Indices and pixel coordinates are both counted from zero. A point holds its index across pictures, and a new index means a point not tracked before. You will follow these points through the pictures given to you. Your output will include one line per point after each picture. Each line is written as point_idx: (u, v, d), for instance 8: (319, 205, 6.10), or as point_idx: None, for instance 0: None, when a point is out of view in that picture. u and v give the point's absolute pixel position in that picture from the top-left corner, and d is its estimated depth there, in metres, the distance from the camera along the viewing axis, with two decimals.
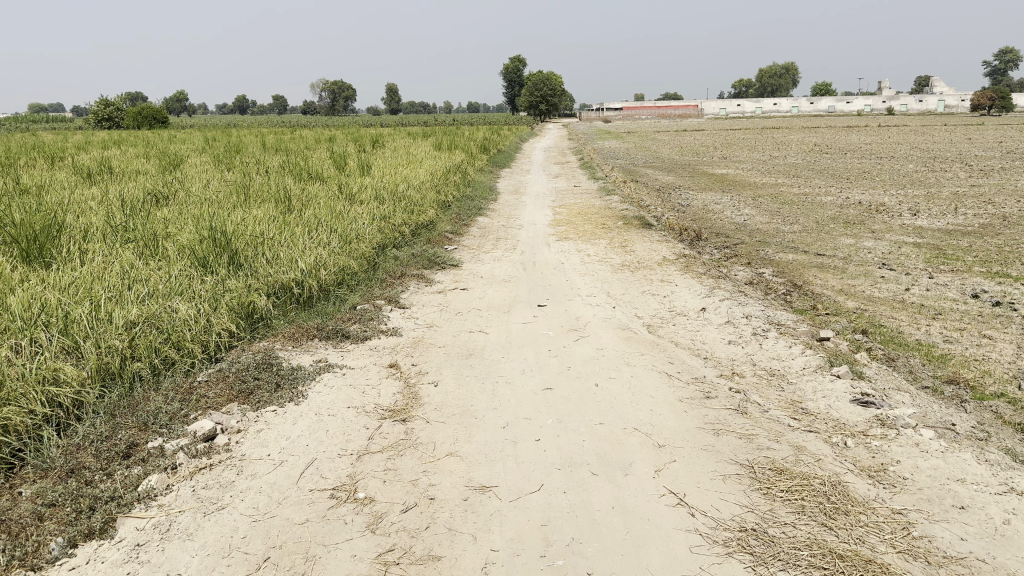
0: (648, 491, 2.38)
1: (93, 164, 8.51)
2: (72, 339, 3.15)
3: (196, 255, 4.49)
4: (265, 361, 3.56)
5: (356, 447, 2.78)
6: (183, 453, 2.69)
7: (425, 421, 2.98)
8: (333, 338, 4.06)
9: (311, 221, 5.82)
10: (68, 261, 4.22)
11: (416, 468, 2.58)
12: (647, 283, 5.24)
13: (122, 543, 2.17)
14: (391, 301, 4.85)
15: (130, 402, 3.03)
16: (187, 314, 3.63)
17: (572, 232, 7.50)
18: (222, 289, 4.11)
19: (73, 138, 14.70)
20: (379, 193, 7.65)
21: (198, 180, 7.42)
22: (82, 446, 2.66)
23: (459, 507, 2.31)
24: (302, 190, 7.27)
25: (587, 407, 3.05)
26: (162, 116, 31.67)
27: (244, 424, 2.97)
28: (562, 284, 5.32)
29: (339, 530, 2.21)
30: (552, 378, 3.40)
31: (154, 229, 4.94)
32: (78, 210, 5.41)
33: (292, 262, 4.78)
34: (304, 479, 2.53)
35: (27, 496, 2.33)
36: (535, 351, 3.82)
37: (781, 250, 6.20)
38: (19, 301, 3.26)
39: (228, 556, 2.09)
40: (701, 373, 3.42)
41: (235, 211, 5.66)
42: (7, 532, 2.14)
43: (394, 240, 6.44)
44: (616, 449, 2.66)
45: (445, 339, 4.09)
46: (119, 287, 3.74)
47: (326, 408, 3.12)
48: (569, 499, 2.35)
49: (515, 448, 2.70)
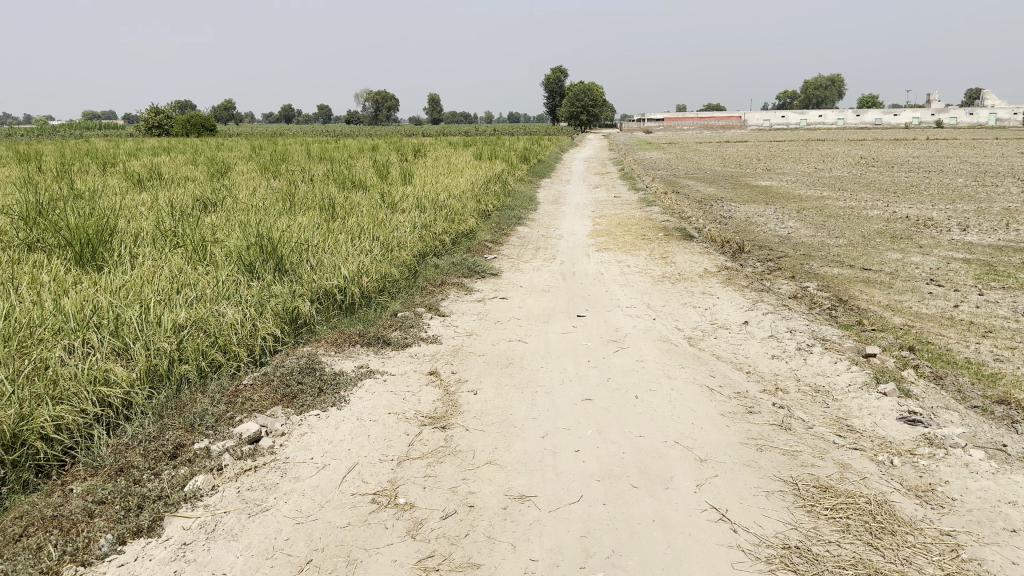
0: (690, 505, 2.35)
1: (143, 170, 8.75)
2: (122, 340, 3.23)
3: (242, 261, 4.58)
4: (309, 365, 3.61)
5: (397, 453, 2.80)
6: (229, 455, 2.74)
7: (465, 428, 3.00)
8: (374, 344, 4.10)
9: (354, 229, 5.89)
10: (119, 265, 4.34)
11: (456, 475, 2.59)
12: (688, 295, 5.20)
13: (169, 541, 2.22)
14: (431, 309, 4.88)
15: (177, 403, 3.10)
16: (233, 318, 3.70)
17: (612, 243, 7.48)
18: (267, 294, 4.19)
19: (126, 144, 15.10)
20: (421, 202, 7.72)
21: (245, 188, 7.57)
22: (131, 445, 2.72)
23: (499, 516, 2.32)
24: (346, 198, 7.37)
25: (627, 419, 3.03)
26: (210, 125, 32.36)
27: (288, 427, 3.01)
28: (602, 295, 5.31)
29: (380, 535, 2.23)
30: (591, 389, 3.39)
31: (202, 234, 5.05)
32: (130, 215, 5.56)
33: (335, 268, 4.85)
34: (346, 483, 2.56)
35: (79, 493, 2.39)
36: (574, 361, 3.82)
37: (825, 264, 6.12)
38: (73, 303, 3.36)
39: (272, 558, 2.12)
40: (744, 388, 3.38)
41: (281, 218, 5.76)
42: (59, 527, 2.20)
43: (434, 248, 6.49)
44: (657, 462, 2.64)
45: (485, 347, 4.11)
46: (168, 291, 3.83)
47: (367, 413, 3.16)
48: (609, 511, 2.34)
49: (554, 457, 2.70)
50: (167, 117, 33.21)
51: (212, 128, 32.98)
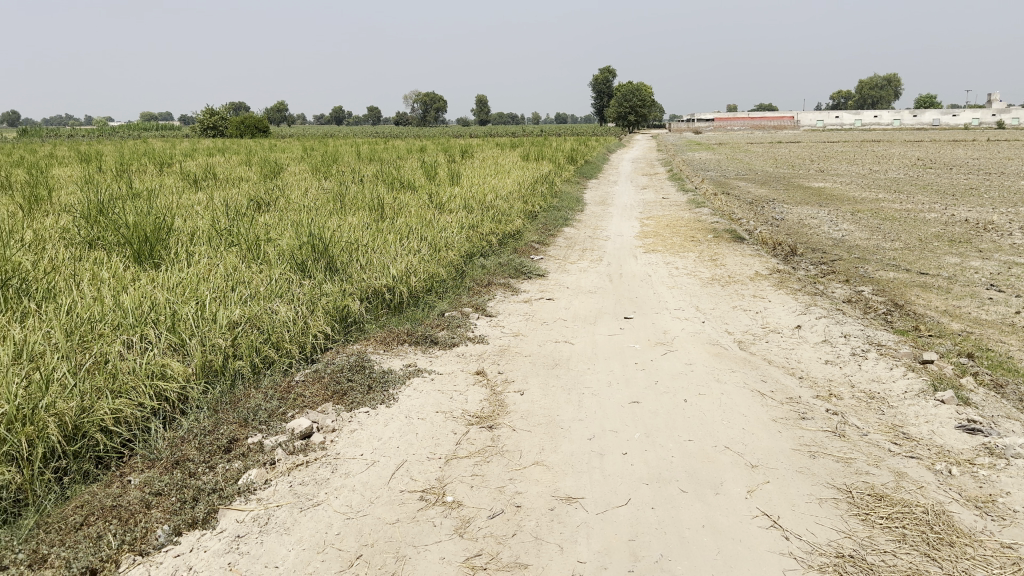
0: (740, 511, 2.32)
1: (198, 171, 8.94)
2: (179, 336, 3.32)
3: (295, 260, 4.67)
4: (358, 363, 3.66)
5: (445, 451, 2.82)
6: (281, 450, 2.79)
7: (511, 428, 3.00)
8: (422, 343, 4.13)
9: (402, 229, 5.94)
10: (175, 262, 4.45)
11: (503, 475, 2.60)
12: (738, 298, 5.13)
13: (223, 534, 2.27)
14: (478, 309, 4.91)
15: (231, 398, 3.17)
16: (286, 316, 3.77)
17: (660, 244, 7.43)
18: (318, 293, 4.26)
19: (181, 146, 15.51)
20: (468, 202, 7.76)
21: (297, 188, 7.71)
22: (187, 439, 2.79)
23: (546, 517, 2.31)
24: (394, 198, 7.46)
25: (675, 422, 3.00)
26: (262, 126, 32.92)
27: (339, 423, 3.06)
28: (649, 297, 5.28)
29: (428, 532, 2.24)
30: (639, 392, 3.37)
31: (256, 233, 5.16)
32: (186, 214, 5.70)
33: (384, 267, 4.90)
34: (394, 480, 2.58)
35: (137, 484, 2.46)
36: (621, 363, 3.80)
37: (881, 268, 5.99)
38: (132, 299, 3.46)
39: (322, 552, 2.15)
40: (796, 393, 3.32)
41: (331, 218, 5.85)
42: (118, 517, 2.27)
43: (481, 248, 6.52)
44: (706, 467, 2.61)
45: (532, 348, 4.11)
46: (224, 288, 3.92)
47: (416, 411, 3.18)
48: (657, 515, 2.32)
49: (602, 460, 2.69)
50: (221, 118, 33.94)
51: (264, 129, 33.55)
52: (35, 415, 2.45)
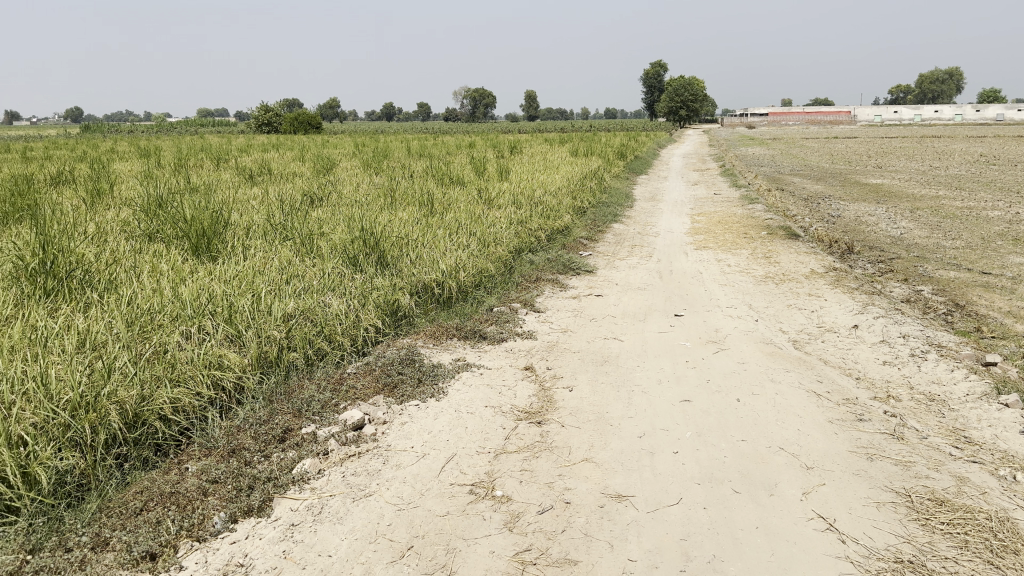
0: (795, 514, 2.28)
1: (253, 166, 9.11)
2: (235, 328, 3.39)
3: (347, 255, 4.74)
4: (409, 356, 3.70)
5: (494, 446, 2.83)
6: (334, 440, 2.84)
7: (560, 424, 3.00)
8: (471, 337, 4.15)
9: (452, 224, 5.97)
10: (232, 256, 4.55)
11: (552, 470, 2.60)
12: (792, 296, 5.04)
13: (278, 521, 2.31)
14: (526, 304, 4.91)
15: (285, 389, 3.24)
16: (338, 309, 3.83)
17: (711, 241, 7.33)
18: (370, 286, 4.31)
19: (236, 141, 15.90)
20: (518, 198, 7.77)
21: (349, 183, 7.81)
22: (242, 428, 2.85)
23: (596, 514, 2.31)
24: (444, 194, 7.50)
25: (728, 422, 2.96)
26: (314, 123, 33.37)
27: (390, 416, 3.09)
28: (701, 294, 5.22)
29: (478, 525, 2.25)
30: (690, 390, 3.33)
31: (309, 228, 5.24)
32: (242, 209, 5.82)
33: (433, 262, 4.93)
34: (445, 473, 2.60)
35: (194, 472, 2.52)
36: (672, 360, 3.76)
37: (942, 267, 5.82)
38: (190, 291, 3.55)
39: (375, 542, 2.17)
40: (853, 395, 3.24)
41: (383, 213, 5.91)
42: (177, 503, 2.33)
43: (530, 244, 6.52)
44: (760, 468, 2.57)
45: (580, 344, 4.10)
46: (278, 282, 3.99)
47: (465, 405, 3.20)
48: (710, 515, 2.29)
49: (652, 458, 2.67)
50: (275, 115, 34.60)
51: (316, 125, 33.99)
52: (97, 402, 2.53)
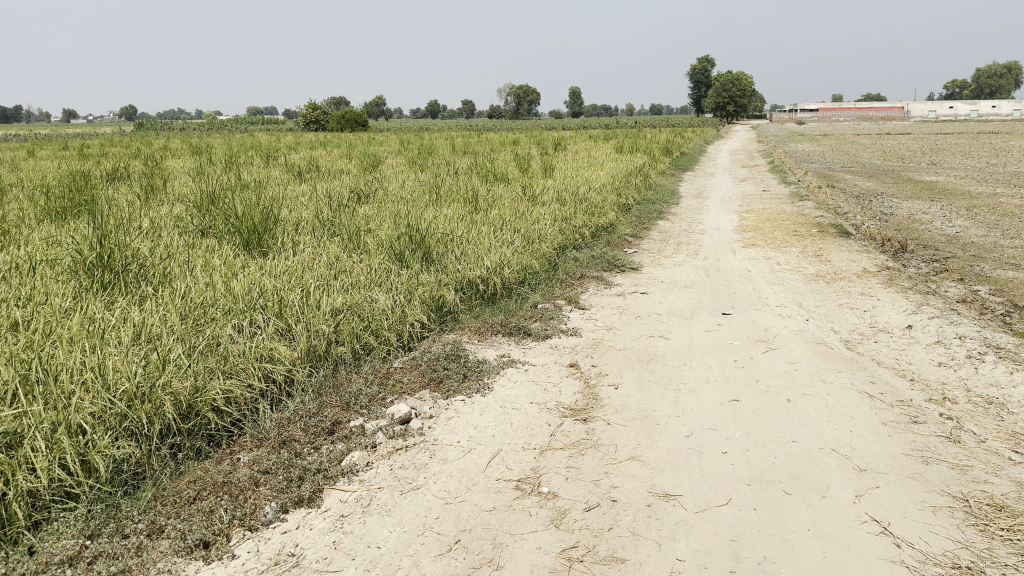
0: (848, 516, 2.24)
1: (301, 163, 9.25)
2: (285, 322, 3.46)
3: (393, 250, 4.78)
4: (454, 352, 3.72)
5: (540, 442, 2.83)
6: (382, 434, 2.87)
7: (606, 422, 2.99)
8: (516, 334, 4.16)
9: (496, 221, 5.99)
10: (281, 251, 4.63)
11: (598, 468, 2.59)
12: (843, 295, 4.94)
13: (328, 512, 2.35)
14: (571, 301, 4.90)
15: (333, 383, 3.28)
16: (385, 305, 3.87)
17: (760, 239, 7.23)
18: (416, 282, 4.35)
19: (285, 139, 16.19)
20: (562, 194, 7.76)
21: (395, 180, 7.87)
22: (293, 420, 2.90)
23: (643, 513, 2.29)
24: (489, 190, 7.52)
25: (778, 423, 2.92)
26: (360, 120, 33.70)
27: (436, 410, 3.12)
28: (749, 292, 5.15)
29: (525, 521, 2.26)
30: (739, 390, 3.29)
31: (356, 224, 5.30)
32: (291, 205, 5.91)
33: (478, 258, 4.96)
34: (491, 468, 2.61)
35: (246, 463, 2.57)
36: (720, 360, 3.72)
37: (1000, 266, 5.65)
38: (242, 286, 3.62)
39: (422, 535, 2.19)
40: (907, 396, 3.17)
41: (428, 210, 5.95)
42: (229, 493, 2.38)
43: (575, 241, 6.51)
44: (812, 469, 2.53)
45: (626, 341, 4.08)
46: (327, 277, 4.05)
47: (511, 401, 3.21)
48: (760, 516, 2.26)
49: (700, 458, 2.64)
50: (322, 113, 35.08)
51: (362, 123, 34.33)
52: (152, 393, 2.60)
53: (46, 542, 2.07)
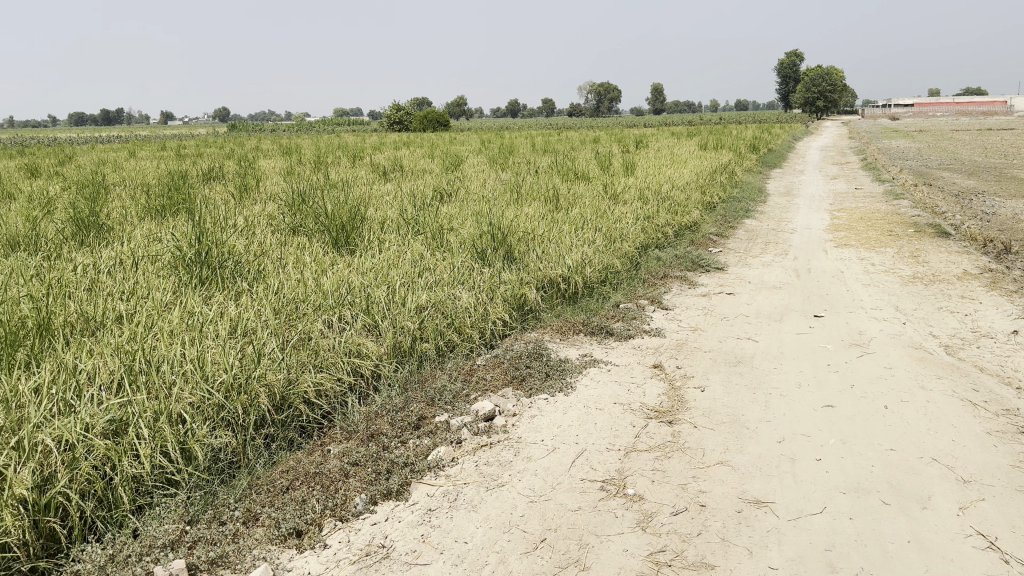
0: (952, 529, 2.15)
1: (387, 163, 9.42)
2: (373, 319, 3.55)
3: (476, 249, 4.83)
4: (536, 350, 3.72)
5: (624, 443, 2.81)
6: (467, 430, 2.91)
7: (693, 425, 2.94)
8: (598, 334, 4.14)
9: (578, 220, 5.97)
10: (368, 249, 4.73)
11: (685, 472, 2.55)
12: (943, 298, 4.73)
13: (416, 506, 2.39)
14: (654, 301, 4.84)
15: (419, 378, 3.34)
16: (468, 302, 3.91)
17: (853, 238, 6.99)
18: (498, 280, 4.38)
19: (369, 138, 16.52)
20: (644, 193, 7.67)
21: (477, 179, 7.94)
22: (380, 414, 2.97)
23: (733, 519, 2.25)
24: (570, 189, 7.50)
25: (875, 430, 2.82)
26: (443, 120, 34.12)
27: (519, 408, 3.14)
28: (841, 294, 4.98)
29: (611, 523, 2.25)
30: (833, 395, 3.19)
31: (439, 222, 5.37)
32: (377, 204, 6.04)
33: (560, 257, 4.95)
34: (575, 468, 2.61)
35: (336, 454, 2.65)
36: (812, 364, 3.62)
37: None
38: (331, 283, 3.73)
39: (509, 532, 2.21)
40: (1014, 405, 3.01)
41: (509, 209, 5.99)
42: (321, 484, 2.45)
43: (658, 240, 6.43)
44: (912, 479, 2.44)
45: (712, 343, 4.00)
46: (412, 275, 4.13)
47: (594, 401, 3.20)
48: (857, 526, 2.19)
49: (793, 464, 2.57)
50: (405, 113, 35.68)
51: (444, 123, 34.79)
52: (248, 385, 2.70)
53: (150, 526, 2.17)
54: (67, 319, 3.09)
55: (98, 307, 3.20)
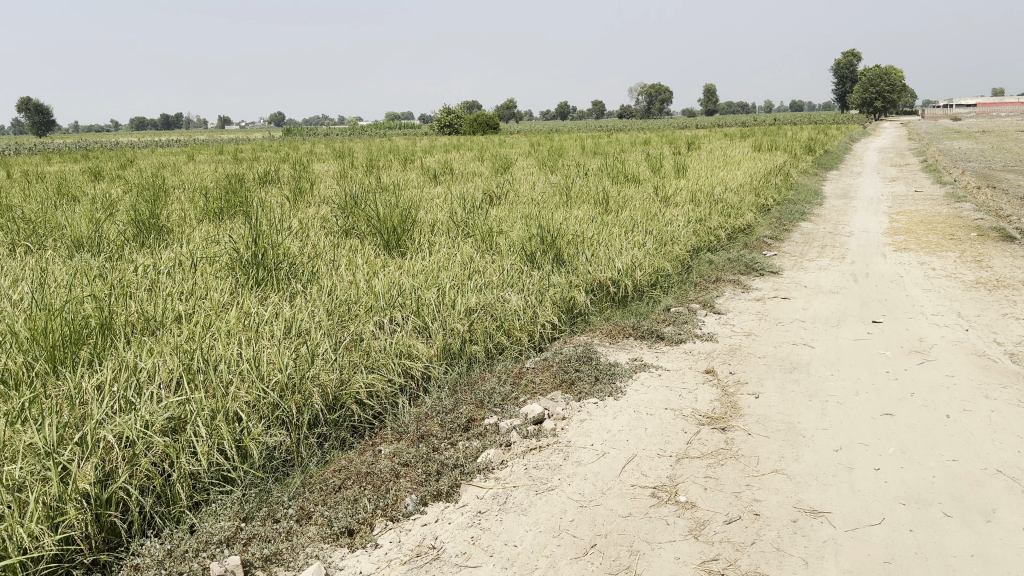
0: (1019, 544, 2.07)
1: (437, 166, 9.48)
2: (423, 321, 3.58)
3: (525, 252, 4.84)
4: (586, 354, 3.71)
5: (676, 449, 2.78)
6: (516, 433, 2.91)
7: (746, 432, 2.90)
8: (648, 338, 4.11)
9: (628, 223, 5.93)
10: (418, 252, 4.77)
11: (738, 480, 2.52)
12: (1008, 305, 4.57)
13: (466, 508, 2.40)
14: (706, 305, 4.78)
15: (468, 380, 3.36)
16: (517, 305, 3.92)
17: (913, 242, 6.80)
18: (547, 283, 4.38)
19: (421, 142, 16.88)
20: (696, 195, 7.58)
21: (527, 182, 7.94)
22: (430, 415, 2.99)
23: (788, 529, 2.21)
24: (620, 191, 7.46)
25: (936, 440, 2.74)
26: (493, 123, 34.22)
27: (569, 412, 3.13)
28: (901, 300, 4.86)
29: (662, 530, 2.23)
30: (892, 403, 3.11)
31: (489, 225, 5.39)
32: (427, 207, 6.09)
33: (610, 260, 4.92)
34: (626, 473, 2.59)
35: (388, 455, 2.68)
36: (870, 370, 3.53)
37: None
38: (382, 285, 3.77)
39: (559, 537, 2.20)
40: None
41: (559, 211, 5.98)
42: (373, 484, 2.48)
43: (709, 243, 6.35)
44: (975, 491, 2.36)
45: (766, 349, 3.94)
46: (461, 277, 4.15)
47: (645, 406, 3.17)
48: (917, 538, 2.13)
49: (850, 474, 2.52)
50: (456, 116, 35.94)
51: (494, 126, 34.92)
52: (302, 385, 2.75)
53: (206, 522, 2.22)
54: (129, 319, 3.18)
55: (158, 308, 3.29)
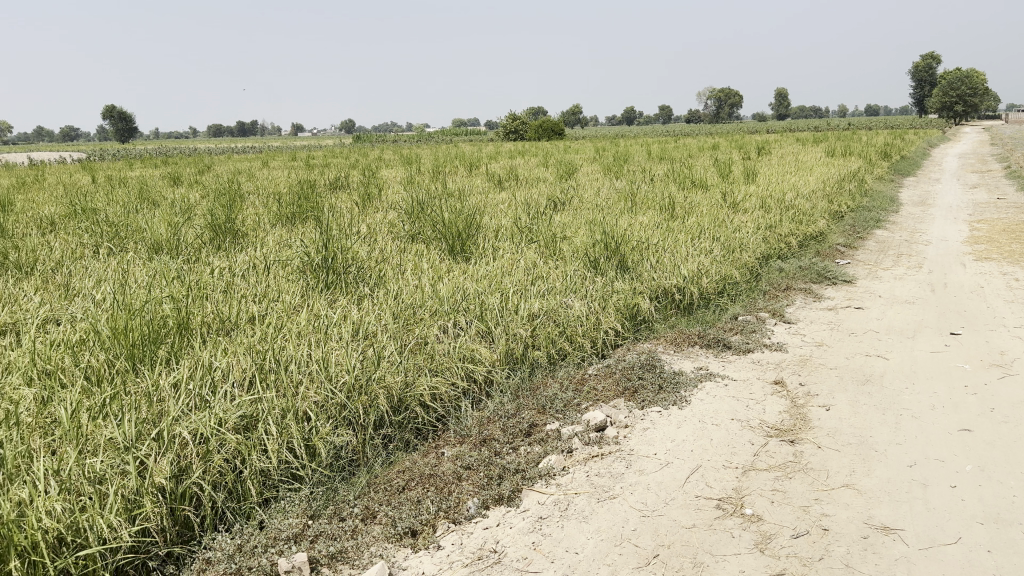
0: None
1: (503, 172, 9.52)
2: (486, 326, 3.61)
3: (589, 258, 4.83)
4: (649, 361, 3.68)
5: (742, 461, 2.73)
6: (578, 439, 2.90)
7: (815, 445, 2.83)
8: (714, 346, 4.05)
9: (694, 229, 5.86)
10: (483, 257, 4.80)
11: (807, 494, 2.46)
12: None
13: (527, 513, 2.41)
14: (775, 314, 4.69)
15: (531, 385, 3.37)
16: (580, 311, 3.91)
17: (995, 251, 6.53)
18: (611, 290, 4.36)
19: (486, 147, 17.00)
20: (765, 201, 7.43)
21: (592, 188, 7.92)
22: (493, 419, 3.01)
23: (858, 545, 2.15)
24: (686, 197, 7.37)
25: (1017, 458, 2.63)
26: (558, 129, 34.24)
27: (631, 420, 3.11)
28: (981, 311, 4.67)
29: (727, 542, 2.19)
30: (969, 419, 3.00)
31: (553, 231, 5.39)
32: (492, 213, 6.12)
33: (675, 267, 4.87)
34: (690, 484, 2.55)
35: (450, 457, 2.71)
36: (947, 384, 3.41)
37: None
38: (447, 290, 3.81)
39: (620, 546, 2.19)
40: None
41: (624, 218, 5.94)
42: (435, 486, 2.51)
43: (779, 250, 6.22)
44: None
45: (836, 360, 3.84)
46: (525, 283, 4.17)
47: (710, 416, 3.12)
48: (995, 559, 2.05)
49: (925, 491, 2.43)
50: (522, 122, 36.08)
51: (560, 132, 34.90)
52: (368, 386, 2.80)
53: (275, 518, 2.28)
54: (204, 319, 3.29)
55: (232, 310, 3.40)
